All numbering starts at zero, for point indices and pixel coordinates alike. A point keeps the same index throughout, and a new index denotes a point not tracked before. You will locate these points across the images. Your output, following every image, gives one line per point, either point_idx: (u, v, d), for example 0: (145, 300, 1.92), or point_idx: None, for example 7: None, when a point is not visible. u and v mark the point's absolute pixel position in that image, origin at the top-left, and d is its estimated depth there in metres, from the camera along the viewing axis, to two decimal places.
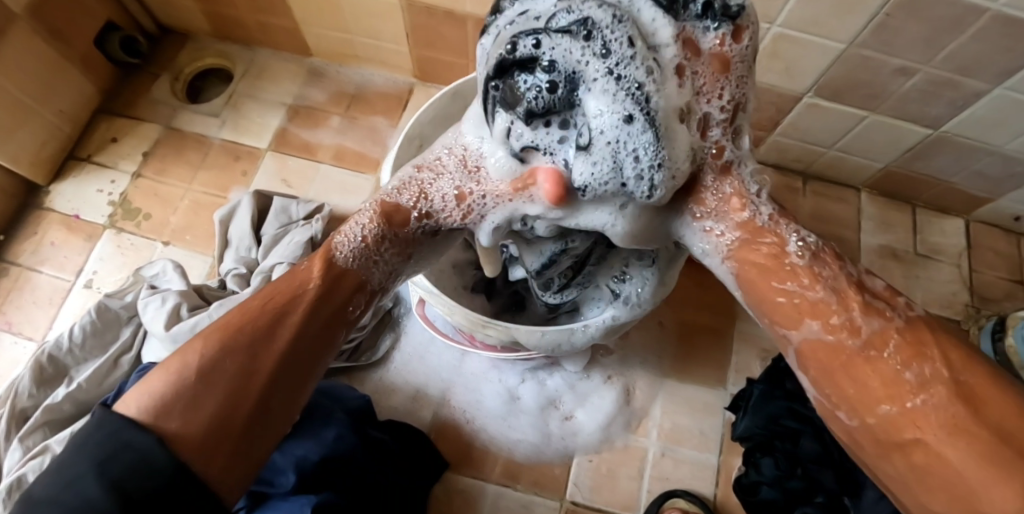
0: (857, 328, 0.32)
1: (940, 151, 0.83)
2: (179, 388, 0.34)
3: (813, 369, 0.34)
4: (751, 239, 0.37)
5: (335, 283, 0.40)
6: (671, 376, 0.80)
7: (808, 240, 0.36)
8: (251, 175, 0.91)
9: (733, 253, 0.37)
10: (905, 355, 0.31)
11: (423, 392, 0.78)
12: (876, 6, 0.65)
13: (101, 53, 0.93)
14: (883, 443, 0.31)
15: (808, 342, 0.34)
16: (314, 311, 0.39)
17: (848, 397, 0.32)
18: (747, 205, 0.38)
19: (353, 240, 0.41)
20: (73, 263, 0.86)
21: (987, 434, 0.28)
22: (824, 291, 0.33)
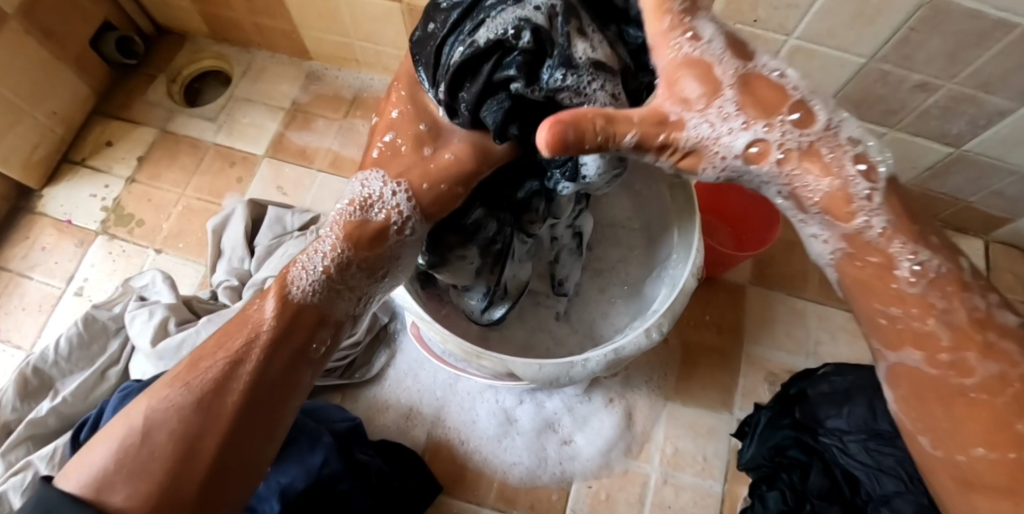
0: (969, 369, 0.34)
1: (960, 169, 0.80)
2: (130, 453, 0.36)
3: (905, 390, 0.37)
4: (841, 217, 0.36)
5: (293, 323, 0.41)
6: (673, 399, 0.77)
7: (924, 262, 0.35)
8: (246, 181, 0.88)
9: (826, 212, 0.36)
10: (997, 394, 0.34)
11: (417, 411, 0.75)
12: (899, 20, 0.62)
13: (96, 53, 0.91)
14: (973, 482, 0.34)
15: (905, 368, 0.36)
16: (273, 352, 0.40)
17: (947, 433, 0.35)
18: (859, 199, 0.35)
19: (307, 274, 0.41)
20: (63, 269, 0.84)
21: None
22: (935, 323, 0.35)
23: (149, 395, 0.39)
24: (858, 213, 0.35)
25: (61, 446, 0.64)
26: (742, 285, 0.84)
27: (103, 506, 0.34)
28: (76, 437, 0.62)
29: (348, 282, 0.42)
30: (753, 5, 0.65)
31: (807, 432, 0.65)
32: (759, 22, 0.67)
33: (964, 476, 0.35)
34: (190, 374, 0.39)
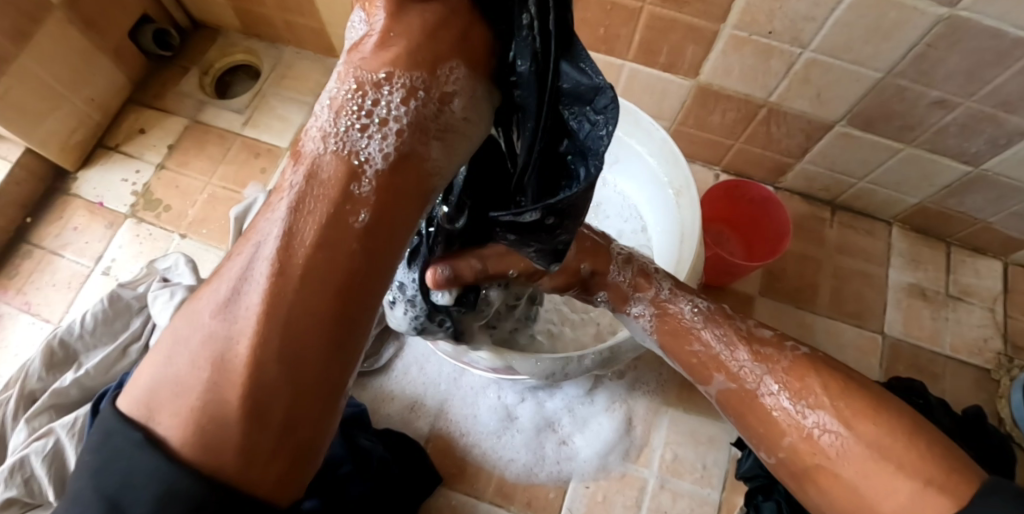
0: (745, 375, 0.46)
1: (978, 189, 0.79)
2: (165, 375, 0.28)
3: (732, 409, 0.48)
4: (662, 315, 0.53)
5: (313, 181, 0.28)
6: (675, 406, 0.77)
7: (699, 306, 0.52)
8: (270, 173, 0.91)
9: (654, 327, 0.53)
10: (792, 391, 0.43)
11: (420, 403, 0.77)
12: (915, 35, 0.63)
13: (133, 44, 0.96)
14: (797, 473, 0.43)
15: (722, 392, 0.48)
16: (293, 230, 0.27)
17: (760, 431, 0.45)
18: (652, 283, 0.54)
19: (321, 117, 0.29)
20: (92, 249, 0.88)
21: (872, 453, 0.39)
22: (716, 346, 0.49)
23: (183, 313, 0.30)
24: (653, 287, 0.54)
25: (82, 415, 0.67)
26: (752, 296, 0.86)
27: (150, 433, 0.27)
28: (97, 406, 0.65)
29: (388, 109, 0.28)
30: (770, 17, 0.66)
31: None
32: (775, 34, 0.68)
33: (792, 469, 0.44)
34: (212, 277, 0.30)
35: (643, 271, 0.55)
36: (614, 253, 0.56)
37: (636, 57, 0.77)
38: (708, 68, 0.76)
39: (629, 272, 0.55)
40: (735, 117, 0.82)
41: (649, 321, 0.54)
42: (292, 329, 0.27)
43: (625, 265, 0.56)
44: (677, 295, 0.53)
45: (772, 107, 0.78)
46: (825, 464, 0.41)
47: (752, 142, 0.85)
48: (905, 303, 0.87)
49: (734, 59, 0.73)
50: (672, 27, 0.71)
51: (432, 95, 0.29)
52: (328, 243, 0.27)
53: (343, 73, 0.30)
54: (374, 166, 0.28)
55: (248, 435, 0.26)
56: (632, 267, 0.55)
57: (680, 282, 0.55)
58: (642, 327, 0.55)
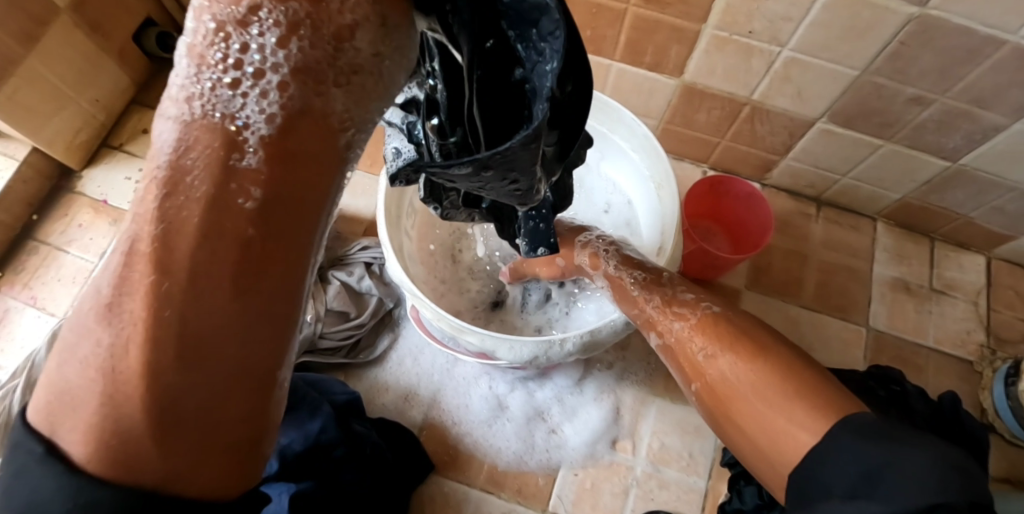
0: (674, 329, 0.53)
1: (958, 183, 0.81)
2: (66, 386, 0.24)
3: (672, 361, 0.54)
4: (616, 283, 0.59)
5: (187, 145, 0.22)
6: (662, 396, 0.79)
7: (640, 277, 0.57)
8: None
9: (612, 293, 0.60)
10: (701, 344, 0.50)
11: (413, 393, 0.79)
12: (888, 34, 0.65)
13: (137, 47, 0.99)
14: (714, 413, 0.49)
15: (664, 347, 0.54)
16: (172, 210, 0.22)
17: (685, 371, 0.52)
18: (601, 260, 0.61)
19: (190, 65, 0.23)
20: (96, 245, 0.91)
21: (753, 392, 0.44)
22: (653, 310, 0.55)
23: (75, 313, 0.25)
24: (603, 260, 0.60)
25: None
26: (738, 290, 0.87)
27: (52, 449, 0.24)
28: None
29: (268, 43, 0.22)
30: (749, 17, 0.69)
31: None
32: (755, 33, 0.71)
33: (710, 410, 0.49)
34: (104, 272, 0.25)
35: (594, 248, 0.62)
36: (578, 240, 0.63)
37: (623, 57, 0.80)
38: (693, 67, 0.78)
39: (588, 248, 0.62)
40: (720, 115, 0.84)
41: (608, 291, 0.60)
42: (182, 335, 0.22)
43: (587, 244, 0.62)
44: (623, 269, 0.59)
45: (755, 105, 0.80)
46: (727, 404, 0.46)
47: (738, 139, 0.87)
48: (889, 297, 0.89)
49: (717, 59, 0.75)
50: (656, 27, 0.73)
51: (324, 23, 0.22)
52: (210, 227, 0.22)
53: (199, 4, 0.23)
54: (263, 119, 0.22)
55: (167, 453, 0.23)
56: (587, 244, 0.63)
57: (627, 255, 0.60)
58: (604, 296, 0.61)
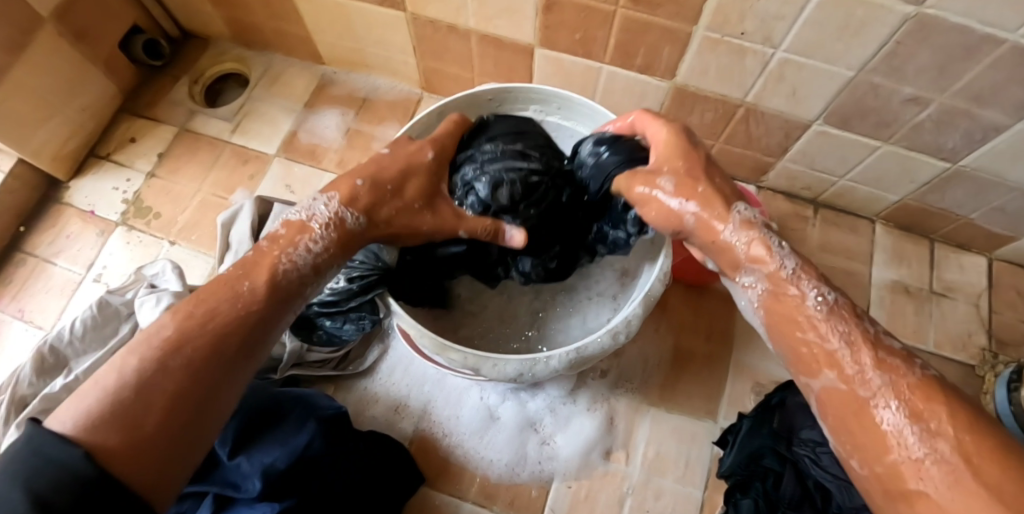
0: (867, 380, 0.42)
1: (958, 184, 0.79)
2: (112, 403, 0.38)
3: (831, 414, 0.44)
4: (777, 290, 0.48)
5: (273, 289, 0.47)
6: (657, 405, 0.78)
7: (826, 296, 0.46)
8: (257, 179, 0.92)
9: (764, 301, 0.49)
10: (914, 410, 0.40)
11: (404, 404, 0.78)
12: (884, 34, 0.63)
13: (124, 55, 0.97)
14: (891, 493, 0.40)
15: (827, 389, 0.44)
16: (257, 320, 0.46)
17: (862, 448, 0.42)
18: (772, 254, 0.48)
19: (300, 254, 0.49)
20: (84, 256, 0.90)
21: (980, 489, 0.36)
22: (838, 342, 0.44)
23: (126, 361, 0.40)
24: (774, 256, 0.48)
25: None
26: None
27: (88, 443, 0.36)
28: None
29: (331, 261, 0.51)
30: (741, 17, 0.67)
31: (785, 442, 0.65)
32: (747, 35, 0.69)
33: (885, 487, 0.41)
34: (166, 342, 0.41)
35: (769, 244, 0.49)
36: (735, 210, 0.50)
37: (613, 59, 0.78)
38: (685, 69, 0.76)
39: (749, 237, 0.49)
40: (714, 117, 0.82)
41: (758, 293, 0.49)
42: (201, 364, 0.42)
43: (752, 230, 0.49)
44: (802, 276, 0.47)
45: (750, 106, 0.79)
46: (915, 492, 0.39)
47: (733, 141, 0.86)
48: (888, 300, 0.87)
49: (709, 60, 0.74)
50: (646, 28, 0.72)
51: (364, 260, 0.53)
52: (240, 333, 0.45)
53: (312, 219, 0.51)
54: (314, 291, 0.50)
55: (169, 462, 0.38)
56: (756, 236, 0.49)
57: (804, 258, 0.49)
58: (750, 298, 0.50)
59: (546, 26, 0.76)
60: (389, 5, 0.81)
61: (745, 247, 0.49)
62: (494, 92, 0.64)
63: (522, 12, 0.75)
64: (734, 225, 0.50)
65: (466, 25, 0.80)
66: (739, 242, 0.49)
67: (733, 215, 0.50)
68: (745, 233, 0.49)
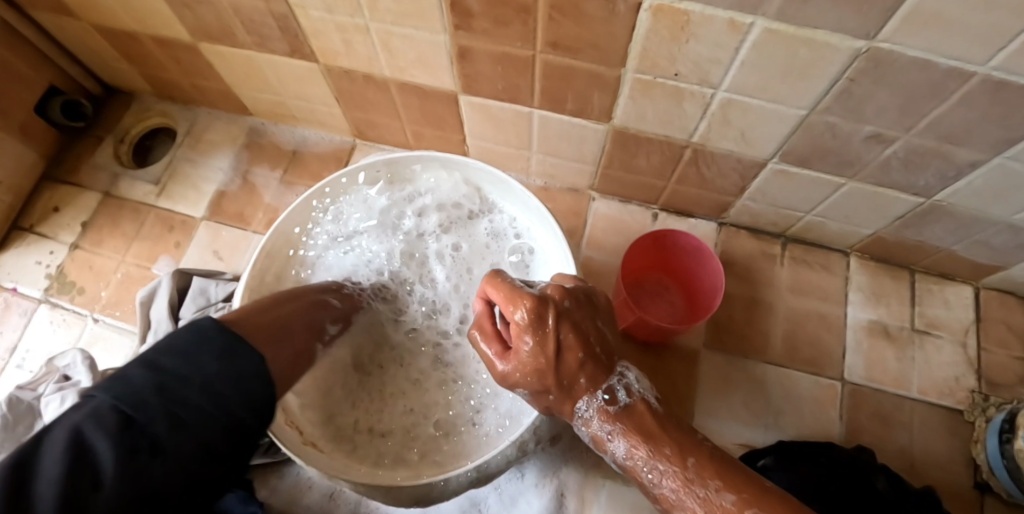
0: None
1: (934, 219, 0.72)
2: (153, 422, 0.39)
3: None
4: (634, 468, 0.45)
5: None
6: (614, 478, 0.72)
7: (662, 467, 0.43)
8: (184, 246, 0.87)
9: (631, 474, 0.45)
10: None
11: (340, 491, 0.73)
12: (835, 71, 0.56)
13: (42, 119, 0.92)
14: None
15: None
16: None
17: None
18: (612, 419, 0.46)
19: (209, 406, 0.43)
20: (7, 339, 0.85)
21: None
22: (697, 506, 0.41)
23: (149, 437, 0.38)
24: (614, 426, 0.46)
25: None
26: (696, 349, 0.79)
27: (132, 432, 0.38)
28: None
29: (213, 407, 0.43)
30: (671, 59, 0.60)
31: None
32: (682, 76, 0.62)
33: None
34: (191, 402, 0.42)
35: (612, 415, 0.46)
36: (588, 393, 0.46)
37: (543, 105, 0.72)
38: (621, 113, 0.69)
39: (598, 405, 0.46)
40: (661, 159, 0.76)
41: (626, 468, 0.45)
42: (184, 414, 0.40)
43: (591, 394, 0.46)
44: (641, 450, 0.44)
45: (697, 147, 0.72)
46: None
47: (685, 182, 0.79)
48: (866, 343, 0.80)
49: (645, 104, 0.67)
50: (571, 74, 0.65)
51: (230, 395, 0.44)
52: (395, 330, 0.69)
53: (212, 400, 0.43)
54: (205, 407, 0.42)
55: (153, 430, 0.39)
56: (602, 399, 0.46)
57: (648, 417, 0.46)
58: (624, 469, 0.46)
59: (465, 75, 0.70)
60: (300, 58, 0.75)
61: (590, 429, 0.47)
62: (380, 164, 0.67)
63: (436, 61, 0.69)
64: (585, 402, 0.46)
65: (383, 75, 0.74)
66: (584, 417, 0.47)
67: (582, 397, 0.46)
68: (594, 413, 0.46)
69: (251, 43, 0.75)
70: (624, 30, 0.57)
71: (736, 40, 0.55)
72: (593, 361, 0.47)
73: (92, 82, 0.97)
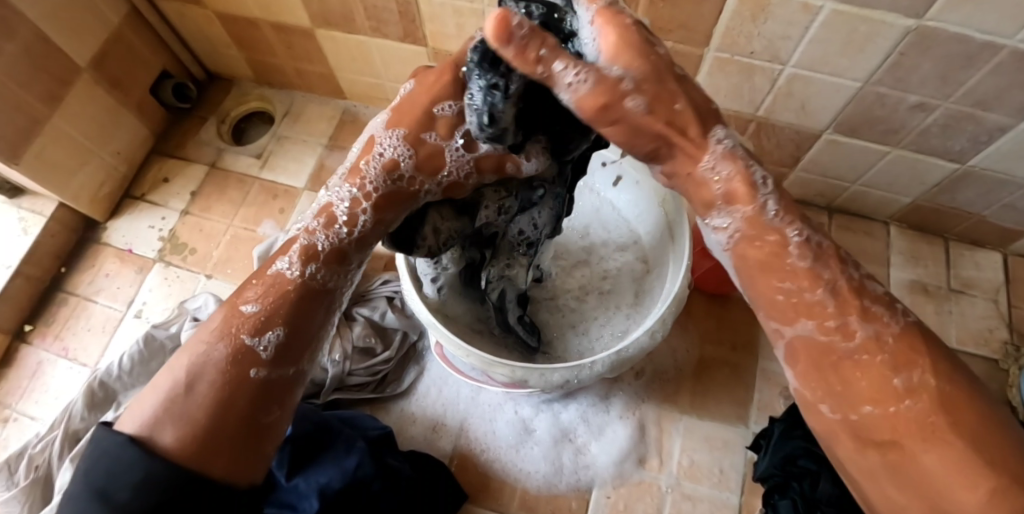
0: (850, 333, 0.35)
1: (968, 184, 0.81)
2: (206, 414, 0.37)
3: (801, 363, 0.37)
4: (754, 234, 0.37)
5: (251, 389, 0.38)
6: (689, 413, 0.80)
7: (808, 236, 0.36)
8: (288, 212, 0.96)
9: (735, 245, 0.38)
10: (897, 364, 0.34)
11: (441, 423, 0.80)
12: (887, 47, 0.65)
13: (155, 99, 1.02)
14: (862, 439, 0.35)
15: (800, 339, 0.36)
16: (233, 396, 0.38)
17: (836, 392, 0.36)
18: (753, 195, 0.36)
19: (269, 331, 0.39)
20: (124, 294, 0.93)
21: (959, 442, 0.33)
22: (823, 292, 0.35)
23: (193, 358, 0.39)
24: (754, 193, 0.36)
25: None
26: None
27: (154, 443, 0.36)
28: None
29: (265, 337, 0.39)
30: (748, 38, 0.70)
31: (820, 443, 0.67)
32: (756, 54, 0.72)
33: (858, 433, 0.35)
34: (232, 391, 0.38)
35: (737, 159, 0.36)
36: (715, 138, 0.35)
37: None
38: (697, 88, 0.80)
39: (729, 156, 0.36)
40: None
41: (733, 235, 0.38)
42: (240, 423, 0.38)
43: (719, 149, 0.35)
44: (785, 220, 0.36)
45: (760, 120, 0.82)
46: (907, 444, 0.34)
47: (745, 154, 0.90)
48: (907, 299, 0.90)
49: (720, 79, 0.77)
50: None
51: (262, 324, 0.39)
52: (303, 317, 0.40)
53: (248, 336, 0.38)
54: (265, 342, 0.39)
55: (223, 422, 0.37)
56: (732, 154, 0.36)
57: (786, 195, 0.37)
58: (724, 240, 0.39)
59: None
60: (411, 41, 0.85)
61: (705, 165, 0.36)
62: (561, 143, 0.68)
63: None
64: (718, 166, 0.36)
65: None
66: (717, 179, 0.36)
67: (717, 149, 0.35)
68: (731, 167, 0.35)
69: (368, 28, 0.85)
70: (710, 13, 0.68)
71: (806, 20, 0.65)
72: (678, 124, 0.34)
73: (200, 66, 1.07)
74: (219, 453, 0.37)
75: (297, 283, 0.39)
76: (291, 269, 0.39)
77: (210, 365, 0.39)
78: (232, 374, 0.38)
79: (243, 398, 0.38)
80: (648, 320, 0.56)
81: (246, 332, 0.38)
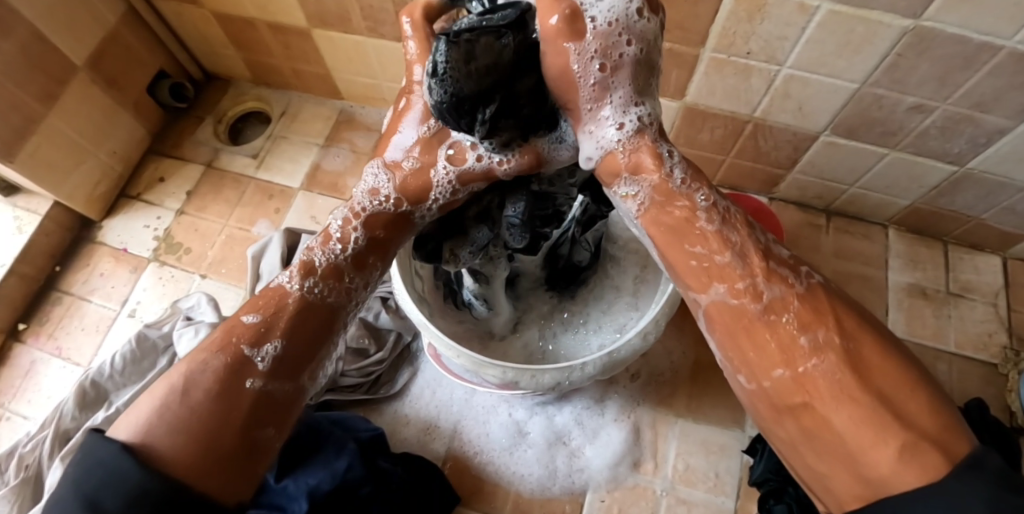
0: (759, 294, 0.36)
1: (966, 187, 0.80)
2: (204, 423, 0.37)
3: (720, 329, 0.39)
4: (665, 202, 0.40)
5: (248, 399, 0.39)
6: (685, 416, 0.79)
7: (716, 202, 0.39)
8: (283, 212, 0.96)
9: (646, 214, 0.41)
10: (804, 324, 0.35)
11: (434, 425, 0.80)
12: (884, 48, 0.65)
13: (152, 99, 1.02)
14: (780, 406, 0.36)
15: (716, 304, 0.38)
16: (231, 404, 0.39)
17: (751, 360, 0.37)
18: (661, 165, 0.40)
19: (273, 341, 0.41)
20: (118, 293, 0.93)
21: (865, 400, 0.33)
22: (730, 255, 0.38)
23: (193, 367, 0.40)
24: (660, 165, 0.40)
25: None
26: None
27: (148, 450, 0.36)
28: None
29: (270, 344, 0.41)
30: (745, 38, 0.69)
31: None
32: (753, 55, 0.71)
33: (776, 403, 0.36)
34: (231, 402, 0.39)
35: (645, 134, 0.41)
36: (628, 112, 0.40)
37: None
38: (694, 89, 0.79)
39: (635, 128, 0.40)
40: (723, 133, 0.86)
41: (639, 204, 0.41)
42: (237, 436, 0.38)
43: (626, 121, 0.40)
44: (690, 185, 0.40)
45: (758, 121, 0.82)
46: (817, 406, 0.34)
47: (743, 156, 0.89)
48: (905, 303, 0.89)
49: (717, 80, 0.77)
50: None
51: (267, 326, 0.42)
52: (304, 332, 0.43)
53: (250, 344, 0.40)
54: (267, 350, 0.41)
55: (220, 435, 0.37)
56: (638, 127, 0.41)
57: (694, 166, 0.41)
58: (630, 210, 0.42)
59: None
60: (407, 41, 0.85)
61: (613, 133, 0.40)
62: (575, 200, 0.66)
63: None
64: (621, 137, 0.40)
65: None
66: (620, 154, 0.41)
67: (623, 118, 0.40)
68: (636, 142, 0.40)
69: (364, 28, 0.84)
70: (706, 13, 0.67)
71: (803, 20, 0.65)
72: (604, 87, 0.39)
73: (197, 66, 1.07)
74: (213, 466, 0.37)
75: (298, 297, 0.43)
76: (292, 283, 0.43)
77: (214, 370, 0.40)
78: (233, 378, 0.39)
79: (239, 408, 0.39)
80: (640, 323, 0.55)
81: (249, 340, 0.40)
